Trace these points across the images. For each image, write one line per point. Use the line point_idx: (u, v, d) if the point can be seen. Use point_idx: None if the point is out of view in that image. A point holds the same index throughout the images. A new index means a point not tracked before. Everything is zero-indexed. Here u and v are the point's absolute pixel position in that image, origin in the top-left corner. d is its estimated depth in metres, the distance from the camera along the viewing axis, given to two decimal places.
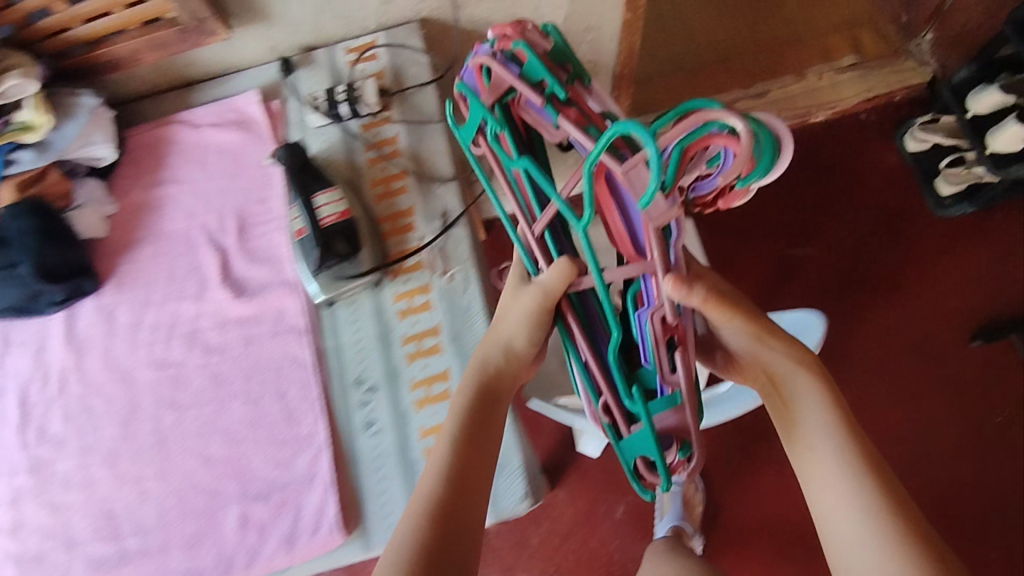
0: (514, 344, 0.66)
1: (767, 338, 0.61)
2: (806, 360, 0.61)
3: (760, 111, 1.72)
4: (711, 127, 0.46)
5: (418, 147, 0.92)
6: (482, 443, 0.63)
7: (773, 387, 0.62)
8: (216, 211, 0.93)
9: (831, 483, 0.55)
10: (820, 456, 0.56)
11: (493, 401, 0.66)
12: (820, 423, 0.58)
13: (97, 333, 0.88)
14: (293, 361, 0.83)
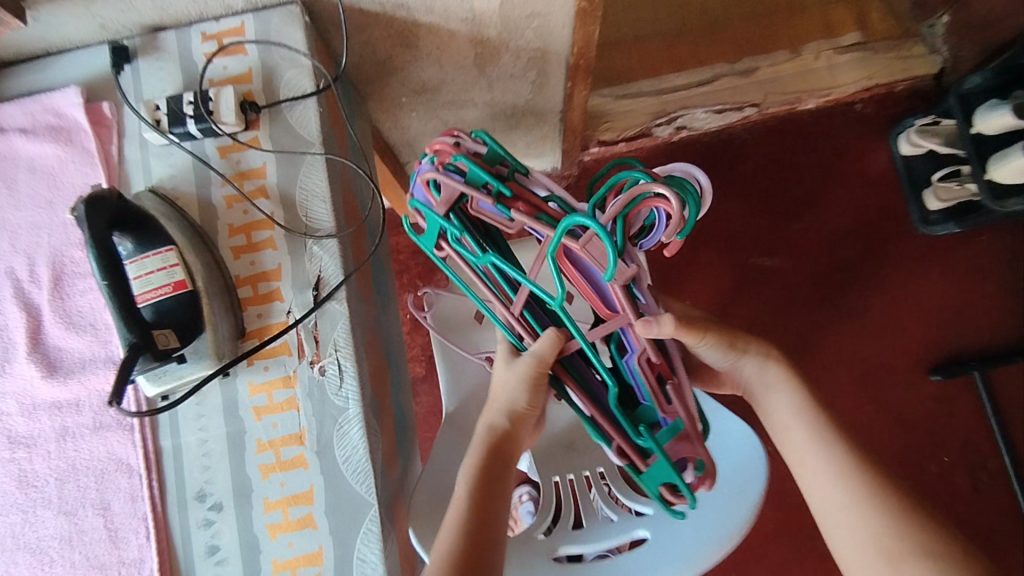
0: (518, 405, 0.71)
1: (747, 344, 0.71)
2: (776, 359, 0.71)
3: (740, 95, 1.51)
4: (644, 197, 0.54)
5: (291, 186, 0.72)
6: (495, 497, 0.69)
7: (753, 384, 0.72)
8: (26, 254, 0.72)
9: (816, 458, 0.65)
10: (795, 433, 0.68)
11: (501, 457, 0.71)
12: (791, 409, 0.69)
13: None
14: (120, 466, 0.67)
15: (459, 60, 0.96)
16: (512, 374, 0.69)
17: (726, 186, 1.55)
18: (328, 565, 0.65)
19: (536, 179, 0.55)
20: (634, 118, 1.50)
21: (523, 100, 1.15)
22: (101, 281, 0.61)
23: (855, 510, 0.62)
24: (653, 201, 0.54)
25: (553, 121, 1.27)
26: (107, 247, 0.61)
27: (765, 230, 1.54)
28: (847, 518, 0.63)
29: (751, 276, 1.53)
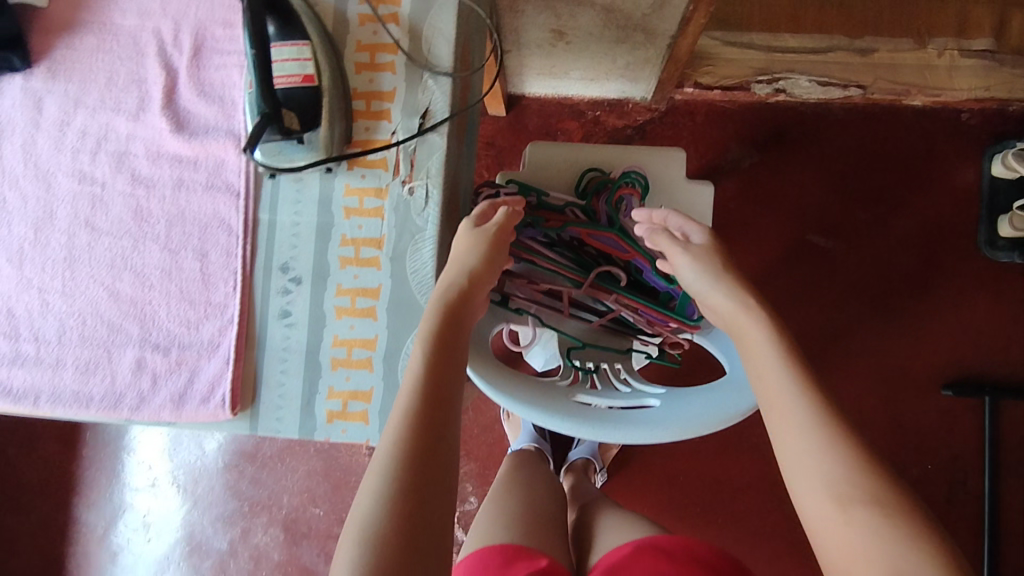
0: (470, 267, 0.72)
1: (720, 276, 0.75)
2: (752, 302, 0.73)
3: (849, 73, 1.49)
4: (617, 191, 1.00)
5: (421, 20, 0.78)
6: (441, 374, 0.65)
7: (755, 354, 0.69)
8: (175, 20, 0.79)
9: (777, 391, 0.65)
10: (781, 394, 0.65)
11: (457, 315, 0.70)
12: (764, 347, 0.69)
13: (20, 119, 0.79)
14: (221, 224, 0.77)
15: None
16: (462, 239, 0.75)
17: (804, 160, 1.55)
18: (379, 353, 0.75)
19: (550, 198, 1.02)
20: (736, 69, 1.52)
21: (641, 12, 1.17)
22: (251, 52, 0.70)
23: (819, 453, 0.60)
24: (623, 191, 1.00)
25: (662, 45, 1.28)
26: (258, 30, 0.70)
27: (829, 212, 1.54)
28: (806, 466, 0.61)
29: (800, 252, 1.53)
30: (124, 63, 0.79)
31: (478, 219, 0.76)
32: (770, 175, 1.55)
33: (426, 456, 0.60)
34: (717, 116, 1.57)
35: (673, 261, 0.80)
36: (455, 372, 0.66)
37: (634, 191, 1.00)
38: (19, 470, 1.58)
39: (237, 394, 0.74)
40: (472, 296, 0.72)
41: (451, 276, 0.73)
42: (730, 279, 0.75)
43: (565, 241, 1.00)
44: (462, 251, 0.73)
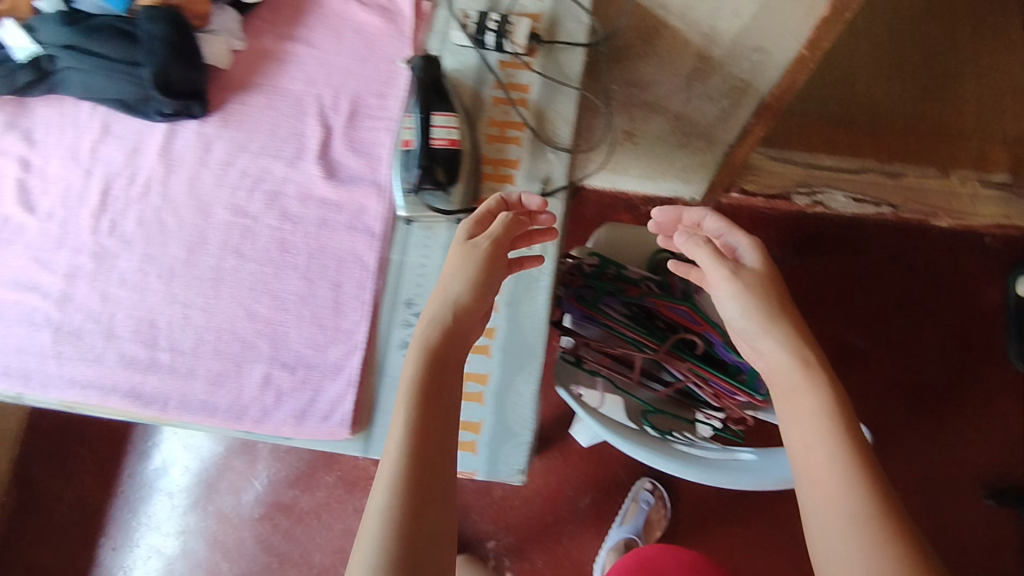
0: (461, 296, 0.61)
1: (769, 317, 0.64)
2: (804, 351, 0.61)
3: (881, 193, 1.67)
4: None
5: (547, 105, 0.91)
6: (434, 427, 0.54)
7: (793, 416, 0.59)
8: (335, 88, 0.92)
9: (825, 464, 0.55)
10: (826, 471, 0.54)
11: (447, 357, 0.58)
12: (811, 409, 0.57)
13: (189, 157, 0.89)
14: (355, 259, 0.86)
15: (677, 67, 1.16)
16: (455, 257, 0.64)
17: (841, 265, 1.67)
18: (490, 388, 0.81)
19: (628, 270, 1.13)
20: (778, 180, 1.68)
21: (707, 121, 1.33)
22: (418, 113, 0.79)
23: (864, 550, 0.50)
24: None
25: (720, 152, 1.44)
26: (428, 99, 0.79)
27: (866, 315, 1.64)
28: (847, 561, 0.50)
29: (839, 350, 1.61)
30: (286, 117, 0.90)
31: (466, 235, 0.67)
32: (807, 277, 1.67)
33: (420, 538, 0.49)
34: (759, 220, 1.70)
35: (713, 283, 0.68)
36: (450, 423, 0.55)
37: None
38: (48, 508, 1.55)
39: (357, 413, 0.80)
40: (462, 323, 0.61)
41: (437, 306, 0.61)
42: (779, 321, 0.63)
43: (641, 310, 1.09)
44: (449, 274, 0.63)
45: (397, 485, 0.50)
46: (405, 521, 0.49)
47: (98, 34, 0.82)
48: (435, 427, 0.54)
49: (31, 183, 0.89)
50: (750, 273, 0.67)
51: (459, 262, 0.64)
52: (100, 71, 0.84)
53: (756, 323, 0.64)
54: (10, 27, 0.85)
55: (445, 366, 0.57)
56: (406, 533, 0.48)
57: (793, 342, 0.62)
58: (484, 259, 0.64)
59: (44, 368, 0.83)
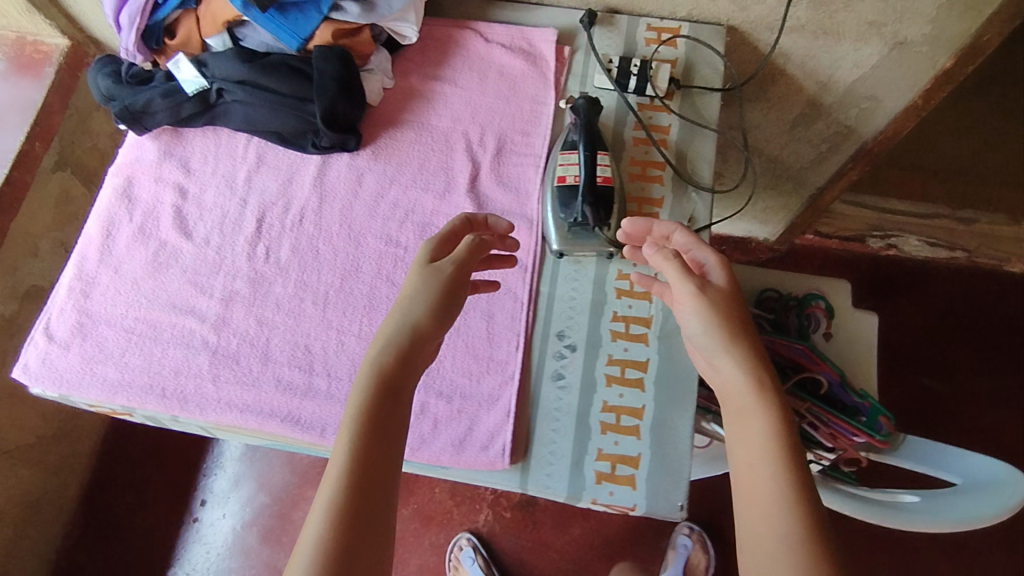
0: (417, 321, 0.69)
1: (727, 340, 0.70)
2: (750, 373, 0.68)
3: (956, 238, 1.69)
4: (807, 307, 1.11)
5: (687, 147, 0.94)
6: (382, 442, 0.63)
7: (743, 433, 0.67)
8: (481, 126, 0.95)
9: (759, 476, 0.64)
10: (765, 487, 0.63)
11: (395, 381, 0.66)
12: (755, 429, 0.66)
13: (342, 188, 0.92)
14: (506, 291, 0.87)
15: (786, 111, 1.19)
16: (415, 279, 0.71)
17: (917, 308, 1.68)
18: (646, 421, 0.81)
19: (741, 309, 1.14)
20: (854, 224, 1.70)
21: (800, 164, 1.37)
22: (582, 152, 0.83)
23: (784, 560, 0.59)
24: (812, 308, 1.10)
25: (805, 195, 1.47)
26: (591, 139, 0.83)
27: (943, 359, 1.64)
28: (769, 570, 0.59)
29: (918, 394, 1.61)
30: (434, 151, 0.93)
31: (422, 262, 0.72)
32: (882, 320, 1.68)
33: (366, 535, 0.59)
34: (834, 262, 1.74)
35: (678, 300, 0.74)
36: (390, 436, 0.64)
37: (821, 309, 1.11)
38: (113, 541, 1.50)
39: (516, 443, 0.80)
40: (413, 342, 0.68)
41: (392, 326, 0.69)
42: (736, 344, 0.70)
43: (758, 349, 1.09)
44: (410, 296, 0.70)
45: (349, 493, 0.60)
46: (341, 523, 0.59)
47: (273, 70, 0.85)
48: (378, 443, 0.63)
49: (187, 210, 0.91)
50: (714, 294, 0.72)
51: (420, 285, 0.71)
52: (267, 104, 0.87)
53: (716, 344, 0.70)
54: (183, 61, 0.88)
55: (395, 385, 0.66)
56: (343, 537, 0.58)
57: (748, 366, 0.68)
58: (445, 282, 0.71)
59: (201, 392, 0.82)
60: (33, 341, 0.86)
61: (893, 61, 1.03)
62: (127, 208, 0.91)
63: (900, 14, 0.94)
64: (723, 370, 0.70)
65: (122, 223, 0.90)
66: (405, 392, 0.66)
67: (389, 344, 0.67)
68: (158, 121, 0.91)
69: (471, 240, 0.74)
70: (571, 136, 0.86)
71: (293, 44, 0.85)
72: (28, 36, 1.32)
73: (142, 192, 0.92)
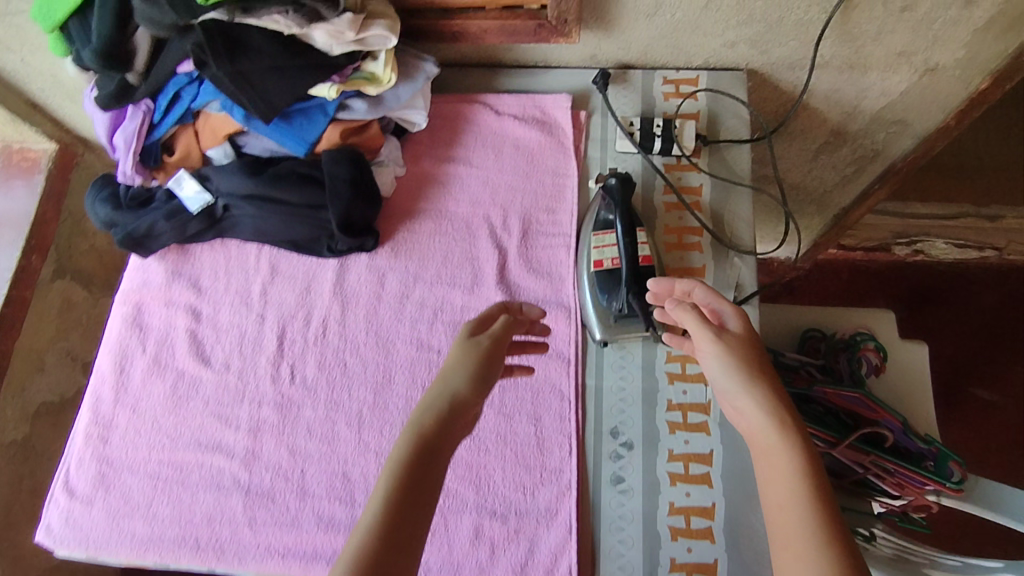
0: (458, 391, 0.59)
1: (746, 383, 0.63)
2: (773, 421, 0.61)
3: (984, 237, 1.62)
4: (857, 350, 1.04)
5: (722, 207, 0.88)
6: (412, 512, 0.53)
7: (772, 477, 0.59)
8: (503, 207, 0.89)
9: (791, 531, 0.56)
10: (799, 535, 0.55)
11: (434, 446, 0.56)
12: (786, 470, 0.58)
13: (364, 292, 0.86)
14: (553, 391, 0.81)
15: (809, 142, 1.14)
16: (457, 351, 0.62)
17: (953, 314, 1.63)
18: (718, 522, 0.74)
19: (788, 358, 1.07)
20: (878, 233, 1.63)
21: (824, 189, 1.31)
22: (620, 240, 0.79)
23: None
24: (862, 351, 1.04)
25: (829, 216, 1.41)
26: (630, 227, 0.79)
27: (987, 365, 1.59)
28: None
29: (964, 404, 1.56)
30: (456, 240, 0.88)
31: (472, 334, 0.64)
32: (916, 329, 1.63)
33: None
34: (862, 275, 1.69)
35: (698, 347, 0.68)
36: (424, 508, 0.54)
37: (873, 351, 1.04)
38: None
39: (583, 559, 0.74)
40: (459, 415, 0.58)
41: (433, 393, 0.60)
42: (757, 383, 0.63)
43: (810, 401, 1.03)
44: (445, 367, 0.62)
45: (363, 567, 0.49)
46: None
47: (281, 181, 0.80)
48: (410, 509, 0.53)
49: (202, 332, 0.85)
50: (734, 338, 0.66)
51: (464, 356, 0.62)
52: (278, 216, 0.82)
53: (735, 383, 0.64)
54: (185, 178, 0.83)
55: (434, 455, 0.56)
56: None
57: (768, 408, 0.61)
58: (487, 354, 0.62)
59: (238, 538, 0.76)
60: (53, 499, 0.80)
61: (924, 86, 0.98)
62: (139, 338, 0.86)
63: (932, 42, 0.88)
64: (749, 411, 0.63)
65: (135, 355, 0.85)
66: (442, 462, 0.56)
67: (441, 401, 0.58)
68: (163, 242, 0.85)
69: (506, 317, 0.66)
70: (604, 215, 0.83)
71: (299, 149, 0.80)
72: (15, 143, 1.28)
73: (153, 319, 0.87)
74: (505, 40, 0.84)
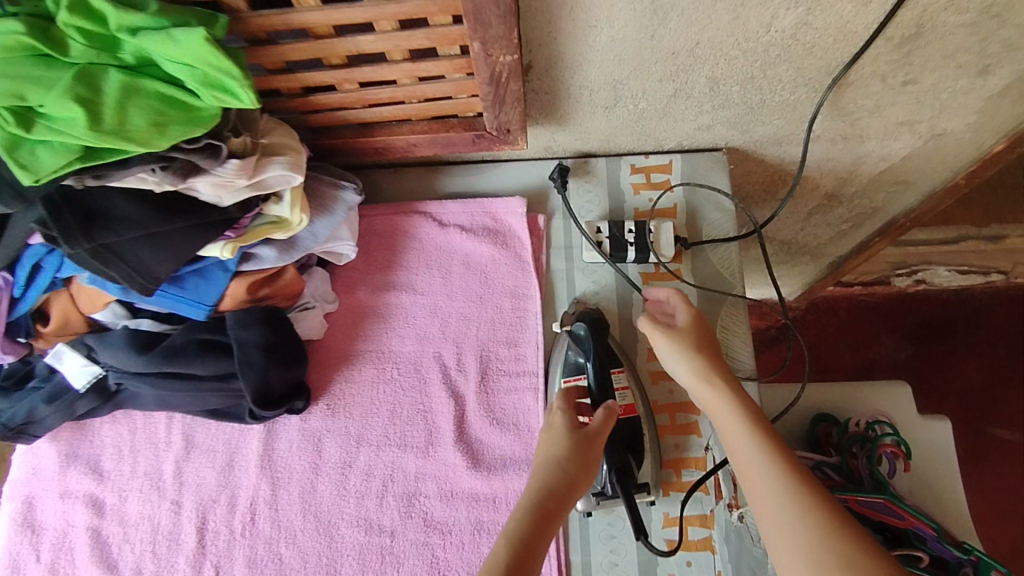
0: (564, 477, 0.60)
1: (686, 354, 0.65)
2: (712, 376, 0.63)
3: (988, 261, 1.39)
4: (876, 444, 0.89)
5: (713, 322, 0.75)
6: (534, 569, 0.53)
7: (724, 431, 0.60)
8: (455, 343, 0.76)
9: (755, 476, 0.56)
10: (758, 477, 0.55)
11: (547, 514, 0.57)
12: (729, 422, 0.60)
13: (299, 464, 0.72)
14: None
15: (801, 206, 1.00)
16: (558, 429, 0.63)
17: (970, 348, 1.45)
18: None
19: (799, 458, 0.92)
20: (875, 265, 1.39)
21: (818, 241, 1.15)
22: (593, 395, 0.68)
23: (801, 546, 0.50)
24: (883, 445, 0.89)
25: (825, 263, 1.24)
26: (602, 379, 0.68)
27: (1009, 403, 1.43)
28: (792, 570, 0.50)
29: (989, 450, 1.41)
30: (404, 388, 0.74)
31: (572, 421, 0.64)
32: (932, 367, 1.45)
33: None
34: (864, 313, 1.48)
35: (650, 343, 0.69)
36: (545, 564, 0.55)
37: (894, 445, 0.90)
38: None
39: None
40: (568, 493, 0.59)
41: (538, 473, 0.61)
42: (694, 350, 0.65)
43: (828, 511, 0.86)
44: (546, 451, 0.62)
45: None
46: None
47: (179, 356, 0.66)
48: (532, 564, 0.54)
49: (106, 530, 0.72)
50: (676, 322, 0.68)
51: (564, 435, 0.63)
52: (183, 392, 0.68)
53: (676, 356, 0.66)
54: (65, 351, 0.69)
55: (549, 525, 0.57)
56: None
57: (705, 367, 0.63)
58: (591, 436, 0.62)
59: None
60: None
61: (930, 148, 0.84)
62: (31, 544, 0.72)
63: (938, 111, 0.76)
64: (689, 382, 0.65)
65: (27, 566, 0.71)
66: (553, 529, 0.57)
67: (564, 482, 0.59)
68: (48, 426, 0.71)
69: (602, 407, 0.64)
70: (574, 358, 0.71)
71: (200, 312, 0.66)
72: None
73: (47, 516, 0.73)
74: (437, 151, 0.72)
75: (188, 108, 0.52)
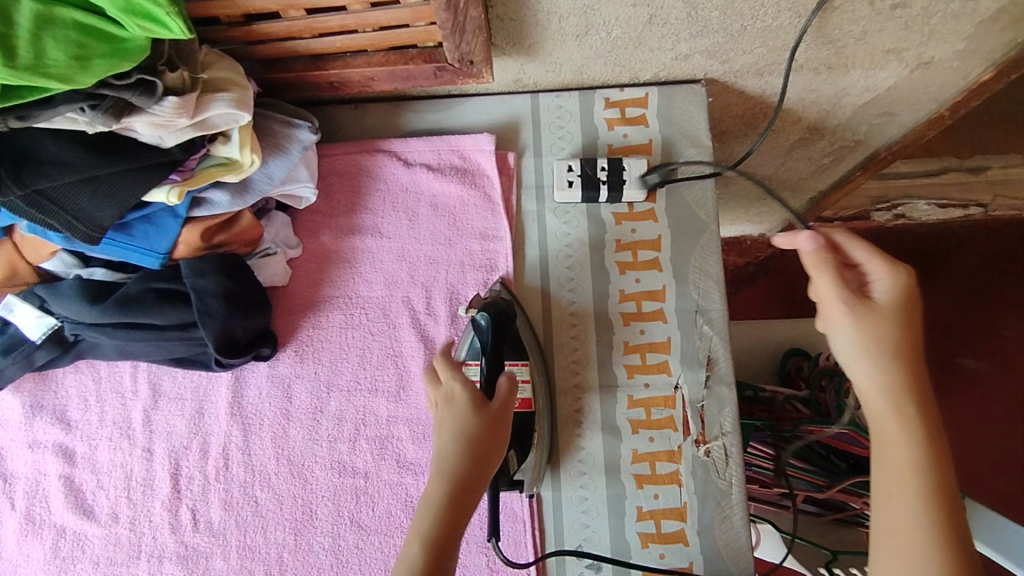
0: (469, 464, 0.52)
1: (881, 342, 0.47)
2: (908, 405, 0.46)
3: (967, 193, 1.29)
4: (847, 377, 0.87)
5: (687, 261, 0.73)
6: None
7: (886, 442, 0.47)
8: (424, 286, 0.74)
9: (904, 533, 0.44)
10: (903, 518, 0.44)
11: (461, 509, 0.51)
12: (899, 443, 0.46)
13: (269, 410, 0.72)
14: (505, 511, 0.70)
15: (781, 140, 0.96)
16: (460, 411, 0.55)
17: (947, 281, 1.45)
18: None
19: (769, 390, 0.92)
20: (855, 200, 1.30)
21: (798, 177, 1.12)
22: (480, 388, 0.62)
23: None
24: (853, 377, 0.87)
25: (805, 199, 1.22)
26: (496, 371, 0.63)
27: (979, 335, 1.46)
28: None
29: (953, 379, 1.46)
30: (371, 333, 0.73)
31: (478, 396, 0.56)
32: None
33: None
34: None
35: (827, 307, 0.50)
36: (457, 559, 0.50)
37: None
38: None
39: None
40: (474, 479, 0.52)
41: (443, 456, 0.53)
42: (891, 340, 0.47)
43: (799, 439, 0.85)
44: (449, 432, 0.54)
45: None
46: None
47: (136, 306, 0.64)
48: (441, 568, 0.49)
49: (80, 478, 0.72)
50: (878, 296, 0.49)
51: (468, 418, 0.54)
52: (144, 342, 0.67)
53: (868, 344, 0.48)
54: (16, 303, 0.67)
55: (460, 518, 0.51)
56: None
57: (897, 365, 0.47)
58: (492, 417, 0.55)
59: None
60: None
61: (915, 77, 0.80)
62: (6, 493, 0.72)
63: (927, 37, 0.72)
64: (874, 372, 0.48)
65: (4, 514, 0.72)
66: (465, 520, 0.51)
67: (466, 461, 0.52)
68: (9, 377, 0.69)
69: (504, 380, 0.57)
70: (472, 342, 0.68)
71: (154, 260, 0.64)
72: None
73: (19, 466, 0.73)
74: (397, 84, 0.68)
75: (111, 38, 0.47)
